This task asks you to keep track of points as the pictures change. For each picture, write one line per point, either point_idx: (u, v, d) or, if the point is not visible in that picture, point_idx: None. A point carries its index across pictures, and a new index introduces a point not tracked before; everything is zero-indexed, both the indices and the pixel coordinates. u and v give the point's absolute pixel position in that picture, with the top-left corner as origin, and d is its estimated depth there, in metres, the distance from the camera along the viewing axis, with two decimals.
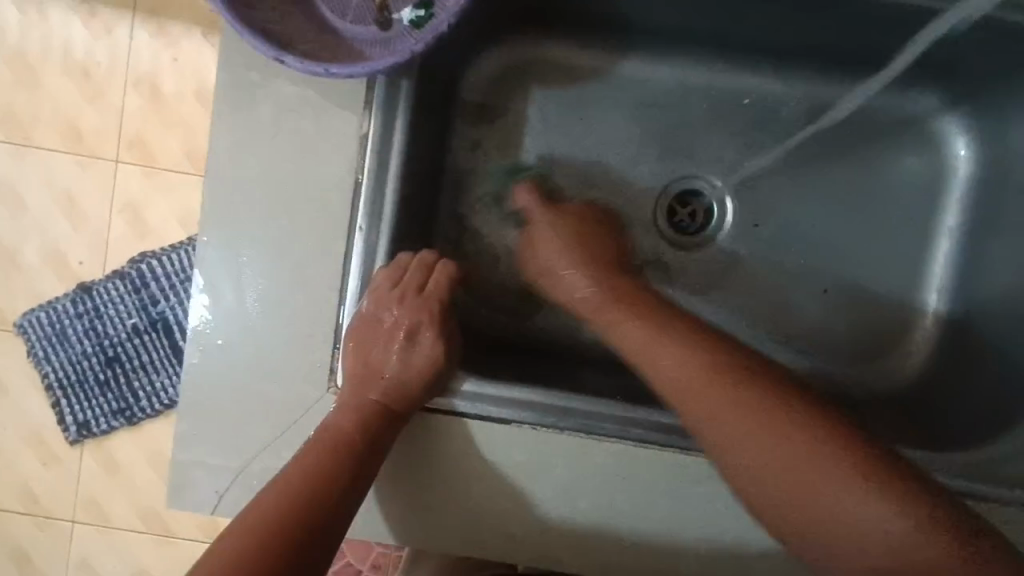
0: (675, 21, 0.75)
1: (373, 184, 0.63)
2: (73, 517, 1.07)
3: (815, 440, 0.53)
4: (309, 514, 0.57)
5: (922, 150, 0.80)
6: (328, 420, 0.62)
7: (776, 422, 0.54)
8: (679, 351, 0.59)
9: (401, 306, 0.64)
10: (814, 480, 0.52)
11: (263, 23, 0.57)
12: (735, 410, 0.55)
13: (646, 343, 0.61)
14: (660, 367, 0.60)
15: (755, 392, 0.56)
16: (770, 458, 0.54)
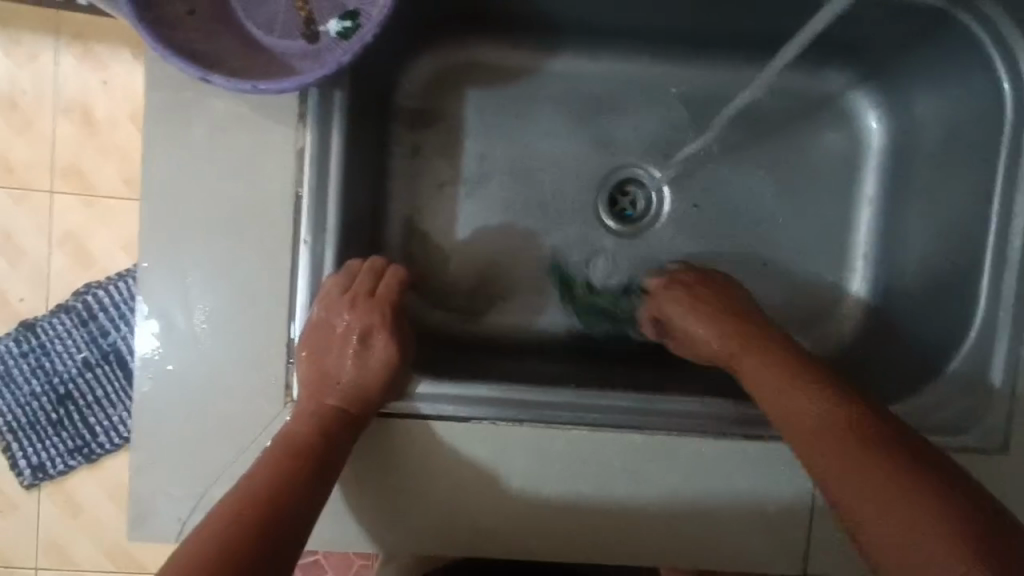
0: (604, 17, 0.75)
1: (314, 197, 0.63)
2: (37, 563, 1.13)
3: (900, 477, 0.50)
4: (272, 510, 0.55)
5: (839, 125, 0.81)
6: (286, 429, 0.61)
7: (869, 455, 0.52)
8: (813, 387, 0.58)
9: (354, 311, 0.63)
10: (908, 524, 0.48)
11: (187, 43, 0.55)
12: (841, 445, 0.53)
13: (787, 381, 0.59)
14: (788, 407, 0.58)
15: (864, 436, 0.53)
16: (867, 497, 0.51)
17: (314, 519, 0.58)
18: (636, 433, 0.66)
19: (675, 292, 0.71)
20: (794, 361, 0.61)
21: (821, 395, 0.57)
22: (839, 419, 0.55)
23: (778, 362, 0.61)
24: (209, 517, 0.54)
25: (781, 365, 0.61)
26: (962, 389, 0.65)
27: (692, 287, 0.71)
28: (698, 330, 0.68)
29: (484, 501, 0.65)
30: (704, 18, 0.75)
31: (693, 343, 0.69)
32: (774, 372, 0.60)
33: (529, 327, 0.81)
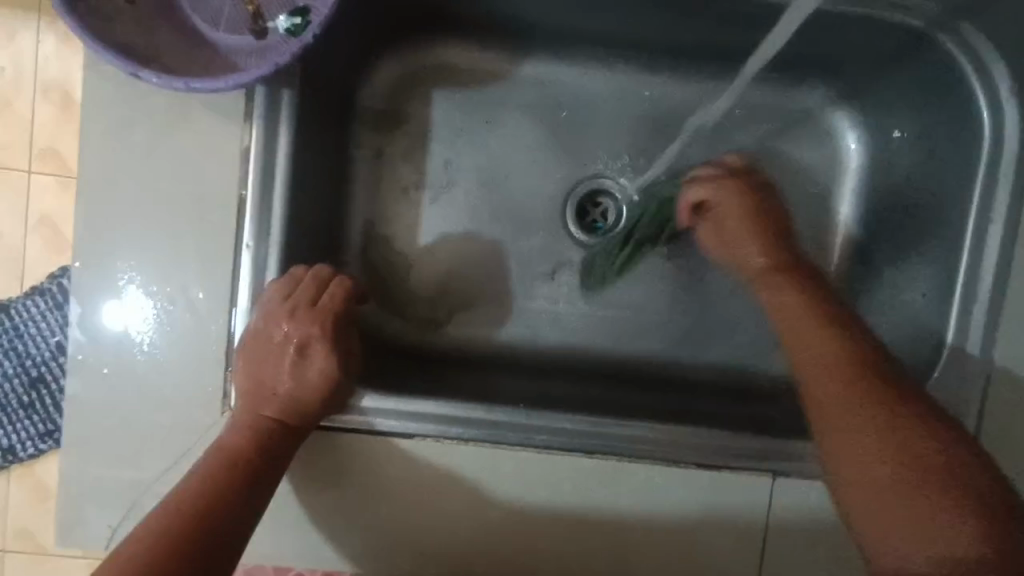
0: (577, 22, 0.73)
1: (258, 199, 0.61)
2: (3, 546, 1.10)
3: (885, 425, 0.53)
4: (209, 519, 0.53)
5: (818, 145, 0.79)
6: (219, 439, 0.58)
7: (873, 398, 0.54)
8: (819, 334, 0.59)
9: (293, 321, 0.61)
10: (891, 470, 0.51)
11: (121, 34, 0.53)
12: (848, 410, 0.55)
13: (800, 324, 0.61)
14: (801, 346, 0.60)
15: (876, 387, 0.55)
16: (853, 433, 0.54)
17: (251, 530, 0.55)
18: (585, 456, 0.64)
19: (727, 197, 0.70)
20: (807, 304, 0.62)
21: (823, 346, 0.59)
22: (846, 380, 0.56)
23: (797, 300, 0.63)
24: (141, 528, 0.52)
25: (795, 298, 0.63)
26: None
27: (741, 195, 0.69)
28: (740, 238, 0.69)
29: (428, 523, 0.63)
30: (680, 28, 0.72)
31: (727, 242, 0.70)
32: (787, 310, 0.63)
33: (489, 340, 0.78)
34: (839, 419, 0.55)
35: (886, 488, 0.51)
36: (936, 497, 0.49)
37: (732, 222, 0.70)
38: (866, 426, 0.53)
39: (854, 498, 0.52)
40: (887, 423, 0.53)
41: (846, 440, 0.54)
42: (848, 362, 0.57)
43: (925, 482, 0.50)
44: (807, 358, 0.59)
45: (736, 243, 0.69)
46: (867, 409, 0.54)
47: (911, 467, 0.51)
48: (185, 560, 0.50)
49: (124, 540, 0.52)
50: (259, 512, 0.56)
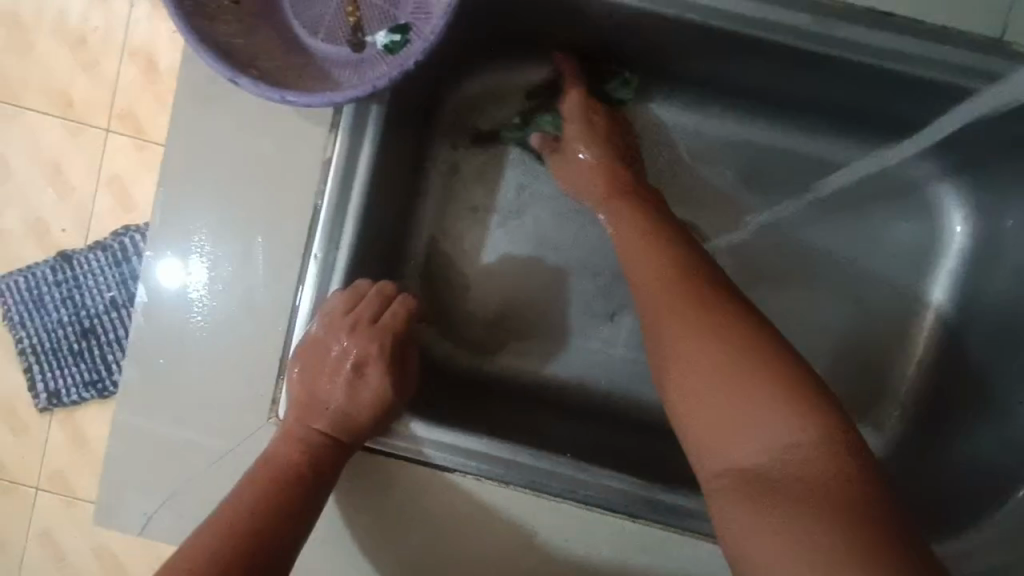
0: (675, 62, 0.69)
1: (332, 212, 0.60)
2: (37, 485, 1.13)
3: (715, 343, 0.51)
4: (262, 530, 0.53)
5: (916, 218, 0.74)
6: (272, 452, 0.57)
7: (694, 307, 0.54)
8: (665, 255, 0.59)
9: (353, 336, 0.62)
10: (735, 398, 0.48)
11: (222, 34, 0.52)
12: (696, 328, 0.52)
13: (650, 253, 0.61)
14: (640, 258, 0.61)
15: (714, 305, 0.54)
16: (699, 351, 0.51)
17: (297, 550, 0.55)
18: (631, 519, 0.61)
19: (585, 136, 0.71)
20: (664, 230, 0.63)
21: (677, 267, 0.58)
22: (695, 300, 0.54)
23: (644, 237, 0.62)
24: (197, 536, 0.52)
25: (648, 233, 0.63)
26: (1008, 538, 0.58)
27: (596, 132, 0.71)
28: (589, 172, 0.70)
29: (463, 564, 0.61)
30: (785, 82, 0.68)
31: (577, 182, 0.71)
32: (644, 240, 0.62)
33: (538, 372, 0.76)
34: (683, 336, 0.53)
35: (725, 401, 0.49)
36: (768, 410, 0.47)
37: (575, 163, 0.71)
38: (695, 331, 0.52)
39: (685, 411, 0.51)
40: (729, 329, 0.52)
41: (689, 352, 0.52)
42: (680, 268, 0.58)
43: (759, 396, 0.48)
44: (661, 276, 0.58)
45: (580, 171, 0.71)
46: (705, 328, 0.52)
47: (737, 383, 0.49)
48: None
49: (177, 549, 0.52)
50: (308, 530, 0.56)
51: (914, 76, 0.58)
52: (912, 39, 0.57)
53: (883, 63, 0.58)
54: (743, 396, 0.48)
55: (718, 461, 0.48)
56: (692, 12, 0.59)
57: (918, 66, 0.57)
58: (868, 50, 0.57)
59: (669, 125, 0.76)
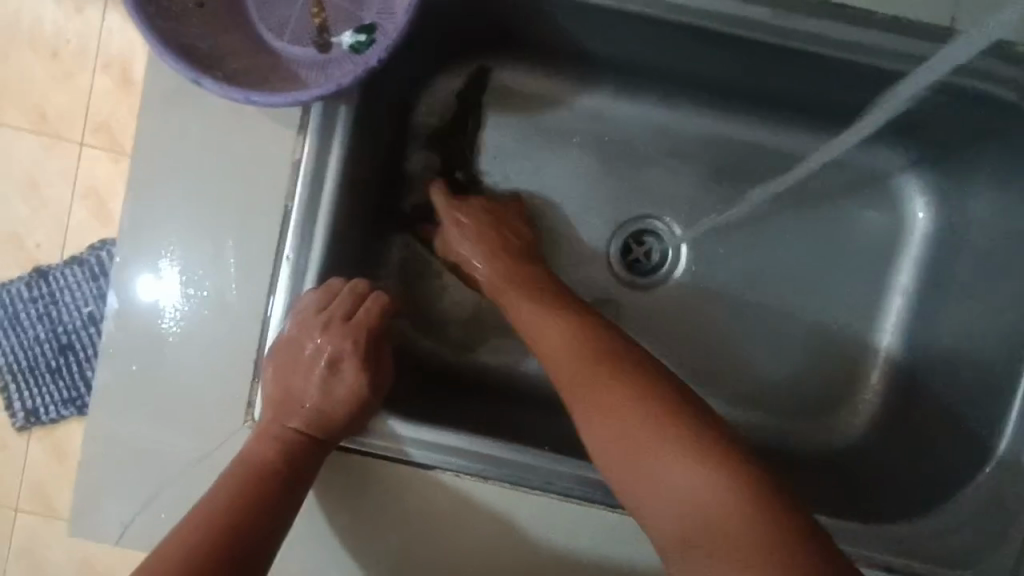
0: (643, 59, 0.70)
1: (304, 212, 0.60)
2: (16, 506, 1.11)
3: (622, 402, 0.52)
4: (237, 529, 0.53)
5: (884, 208, 0.76)
6: (245, 451, 0.57)
7: (597, 368, 0.55)
8: (569, 331, 0.58)
9: (327, 333, 0.60)
10: (652, 462, 0.49)
11: (187, 37, 0.52)
12: (601, 393, 0.53)
13: (557, 326, 0.59)
14: (537, 329, 0.60)
15: (616, 362, 0.55)
16: (610, 417, 0.52)
17: (273, 550, 0.54)
18: (609, 509, 0.61)
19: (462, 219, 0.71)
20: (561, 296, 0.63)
21: (583, 337, 0.57)
22: (594, 362, 0.55)
23: (549, 309, 0.61)
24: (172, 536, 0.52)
25: (550, 303, 0.61)
26: (981, 516, 0.59)
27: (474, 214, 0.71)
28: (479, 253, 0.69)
29: (444, 559, 0.61)
30: (749, 76, 0.69)
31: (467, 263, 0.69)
32: (547, 315, 0.60)
33: (518, 370, 0.76)
34: (606, 415, 0.52)
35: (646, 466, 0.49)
36: (691, 473, 0.48)
37: (462, 241, 0.70)
38: (602, 393, 0.53)
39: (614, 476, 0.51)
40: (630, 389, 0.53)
41: (610, 426, 0.52)
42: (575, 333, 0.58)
43: (677, 458, 0.49)
44: (573, 351, 0.56)
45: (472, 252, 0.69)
46: (621, 400, 0.52)
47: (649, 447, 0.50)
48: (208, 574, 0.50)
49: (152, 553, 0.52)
50: (284, 529, 0.55)
51: (872, 67, 0.60)
52: (867, 30, 0.58)
53: (841, 54, 0.59)
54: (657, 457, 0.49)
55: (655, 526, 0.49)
56: (655, 8, 0.60)
57: (873, 56, 0.59)
58: (824, 41, 0.59)
59: (640, 119, 0.76)
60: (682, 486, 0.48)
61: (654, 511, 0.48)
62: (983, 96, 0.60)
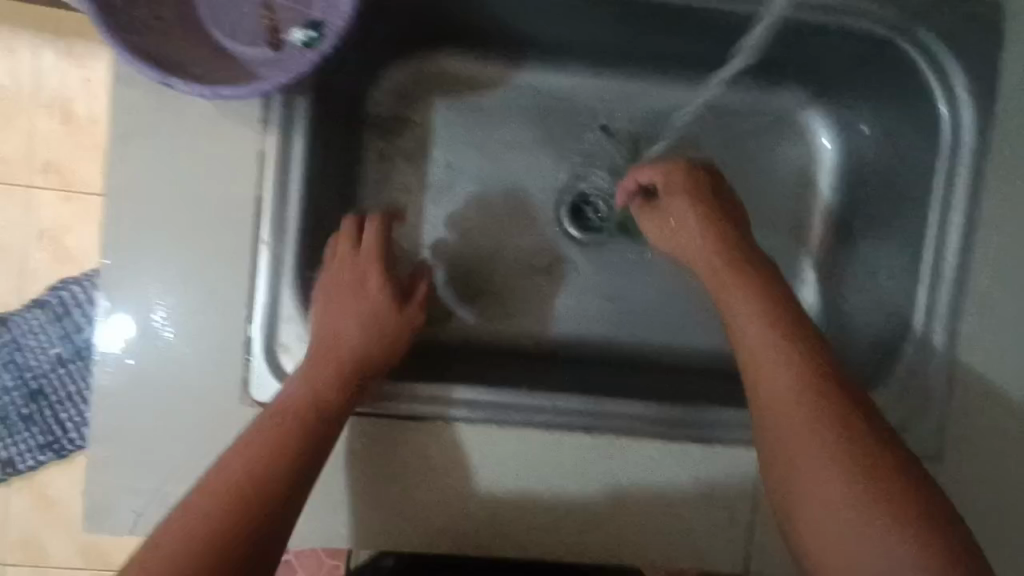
0: (565, 35, 0.78)
1: (275, 200, 0.64)
2: (6, 558, 1.12)
3: (829, 445, 0.53)
4: (241, 518, 0.55)
5: (796, 142, 0.83)
6: (287, 397, 0.61)
7: (812, 404, 0.55)
8: (781, 342, 0.58)
9: (348, 269, 0.67)
10: (846, 513, 0.51)
11: (148, 45, 0.57)
12: (809, 429, 0.54)
13: (764, 331, 0.59)
14: (759, 345, 0.58)
15: (833, 406, 0.55)
16: (814, 455, 0.53)
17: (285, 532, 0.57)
18: (586, 433, 0.69)
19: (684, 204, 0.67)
20: (782, 314, 0.60)
21: (797, 355, 0.57)
22: (816, 398, 0.55)
23: (758, 314, 0.60)
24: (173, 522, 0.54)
25: (770, 312, 0.60)
26: (901, 396, 0.67)
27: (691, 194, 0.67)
28: (695, 237, 0.66)
29: (441, 501, 0.67)
30: (660, 40, 0.77)
31: (677, 245, 0.67)
32: (760, 320, 0.59)
33: (488, 333, 0.82)
34: (793, 423, 0.55)
35: (827, 501, 0.52)
36: (886, 537, 0.49)
37: (679, 225, 0.67)
38: (814, 433, 0.54)
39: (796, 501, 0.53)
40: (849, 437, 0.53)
41: (810, 465, 0.53)
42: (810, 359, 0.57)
43: (860, 503, 0.51)
44: (790, 365, 0.57)
45: (683, 235, 0.67)
46: (818, 424, 0.54)
47: (857, 503, 0.51)
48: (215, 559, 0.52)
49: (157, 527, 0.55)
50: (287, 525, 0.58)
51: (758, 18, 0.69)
52: None
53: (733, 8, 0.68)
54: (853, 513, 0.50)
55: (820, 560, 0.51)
56: None
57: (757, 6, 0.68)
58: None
59: (572, 90, 0.83)
60: (877, 547, 0.49)
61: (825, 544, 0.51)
62: (857, 33, 0.70)
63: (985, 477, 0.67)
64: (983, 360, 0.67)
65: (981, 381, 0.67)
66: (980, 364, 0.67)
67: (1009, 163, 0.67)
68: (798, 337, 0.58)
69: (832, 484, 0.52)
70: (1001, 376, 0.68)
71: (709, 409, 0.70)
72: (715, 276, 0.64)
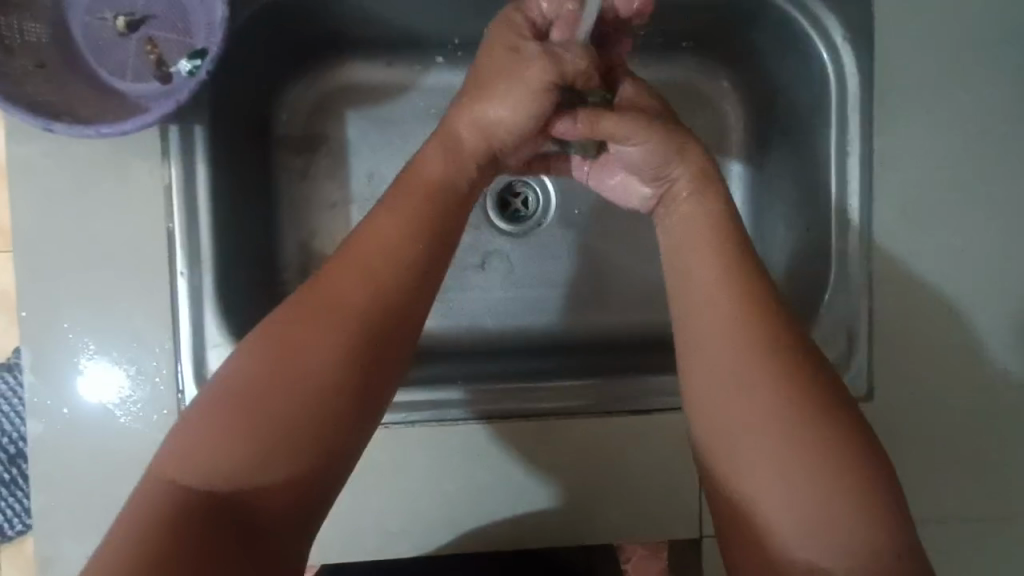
0: (462, 33, 0.79)
1: (186, 229, 0.65)
2: None
3: (807, 411, 0.50)
4: (254, 495, 0.47)
5: (707, 110, 0.83)
6: (312, 364, 0.49)
7: (786, 373, 0.51)
8: (723, 295, 0.54)
9: (404, 216, 0.56)
10: (823, 483, 0.48)
11: (33, 95, 0.58)
12: (786, 399, 0.50)
13: (722, 301, 0.54)
14: (715, 318, 0.54)
15: (805, 372, 0.51)
16: (790, 425, 0.49)
17: (301, 523, 0.49)
18: (522, 419, 0.72)
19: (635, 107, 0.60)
20: (741, 275, 0.55)
21: (759, 323, 0.53)
22: (787, 366, 0.51)
23: (716, 279, 0.55)
24: (161, 493, 0.46)
25: (713, 257, 0.56)
26: (826, 340, 0.70)
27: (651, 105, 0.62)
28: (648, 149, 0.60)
29: (397, 504, 0.70)
30: None
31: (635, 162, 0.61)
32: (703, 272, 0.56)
33: (431, 337, 0.83)
34: (760, 389, 0.51)
35: (803, 473, 0.48)
36: (859, 503, 0.47)
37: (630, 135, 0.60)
38: (788, 401, 0.50)
39: (769, 477, 0.49)
40: (821, 402, 0.50)
41: (783, 438, 0.49)
42: (773, 325, 0.53)
43: (836, 473, 0.48)
44: (754, 331, 0.53)
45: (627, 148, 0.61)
46: (773, 366, 0.51)
47: (833, 471, 0.48)
48: (207, 549, 0.43)
49: (116, 520, 0.45)
50: (319, 492, 0.49)
51: None
52: None
53: None
54: (830, 480, 0.48)
55: (793, 532, 0.47)
56: None
57: None
58: None
59: None
60: (849, 514, 0.47)
61: (804, 516, 0.47)
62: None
63: (918, 408, 0.70)
64: (902, 296, 0.70)
65: (903, 317, 0.70)
66: (899, 302, 0.70)
67: (901, 104, 0.70)
68: (758, 307, 0.54)
69: (798, 451, 0.48)
70: (922, 312, 0.70)
71: (642, 380, 0.74)
72: (675, 194, 0.60)
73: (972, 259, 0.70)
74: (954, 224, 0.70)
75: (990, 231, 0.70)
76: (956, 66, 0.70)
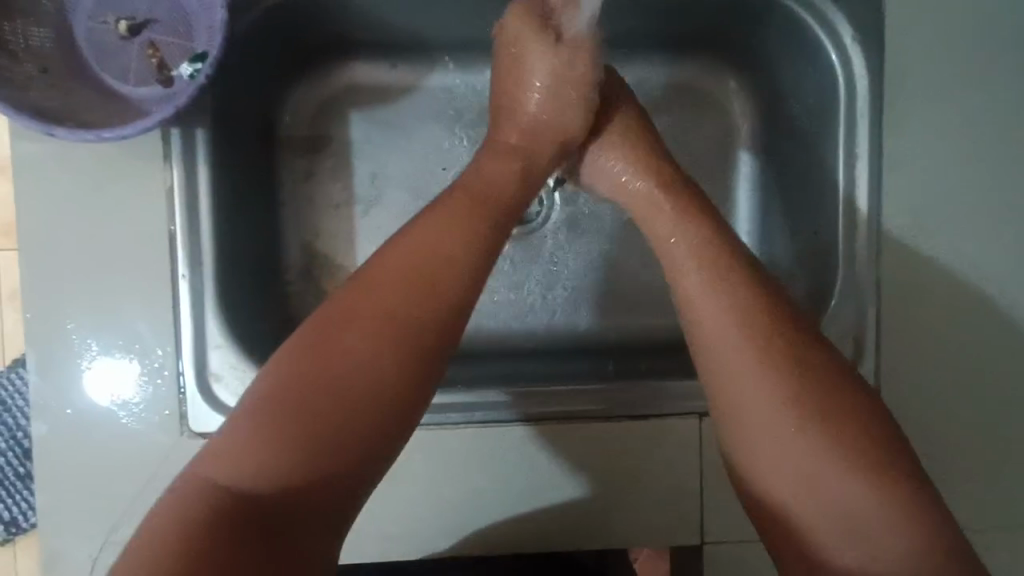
0: (465, 34, 0.78)
1: (187, 232, 0.66)
2: None
3: (848, 424, 0.49)
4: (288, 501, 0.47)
5: (713, 110, 0.82)
6: (350, 370, 0.49)
7: (825, 385, 0.50)
8: (755, 305, 0.53)
9: (443, 223, 0.56)
10: (858, 495, 0.47)
11: (37, 99, 0.59)
12: (826, 411, 0.49)
13: (761, 309, 0.53)
14: (749, 323, 0.53)
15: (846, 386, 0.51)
16: (831, 436, 0.49)
17: (334, 530, 0.49)
18: (521, 423, 0.72)
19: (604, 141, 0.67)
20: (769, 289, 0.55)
21: (796, 336, 0.52)
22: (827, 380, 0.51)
23: (753, 289, 0.54)
24: (196, 495, 0.46)
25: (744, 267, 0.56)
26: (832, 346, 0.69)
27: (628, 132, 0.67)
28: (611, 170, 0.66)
29: (398, 507, 0.70)
30: None
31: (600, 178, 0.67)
32: (705, 283, 0.55)
33: None
34: (802, 399, 0.50)
35: (842, 484, 0.48)
36: (901, 516, 0.47)
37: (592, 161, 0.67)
38: (828, 413, 0.49)
39: (802, 487, 0.48)
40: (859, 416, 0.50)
41: (822, 448, 0.48)
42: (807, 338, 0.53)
43: (875, 485, 0.47)
44: (793, 342, 0.52)
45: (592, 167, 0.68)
46: (812, 377, 0.50)
47: (871, 484, 0.47)
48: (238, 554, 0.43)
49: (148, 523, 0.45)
50: (349, 499, 0.49)
51: None
52: None
53: None
54: (869, 491, 0.47)
55: (831, 543, 0.47)
56: None
57: None
58: None
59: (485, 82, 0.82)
60: (888, 525, 0.47)
61: (841, 527, 0.47)
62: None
63: (929, 415, 0.68)
64: (912, 302, 0.68)
65: (915, 323, 0.68)
66: (908, 309, 0.68)
67: (912, 106, 0.68)
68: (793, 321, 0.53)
69: (836, 462, 0.48)
70: (934, 318, 0.68)
71: (644, 385, 0.74)
72: (649, 195, 0.63)
73: (985, 265, 0.68)
74: (966, 228, 0.68)
75: (1004, 237, 0.68)
76: (970, 67, 0.68)
